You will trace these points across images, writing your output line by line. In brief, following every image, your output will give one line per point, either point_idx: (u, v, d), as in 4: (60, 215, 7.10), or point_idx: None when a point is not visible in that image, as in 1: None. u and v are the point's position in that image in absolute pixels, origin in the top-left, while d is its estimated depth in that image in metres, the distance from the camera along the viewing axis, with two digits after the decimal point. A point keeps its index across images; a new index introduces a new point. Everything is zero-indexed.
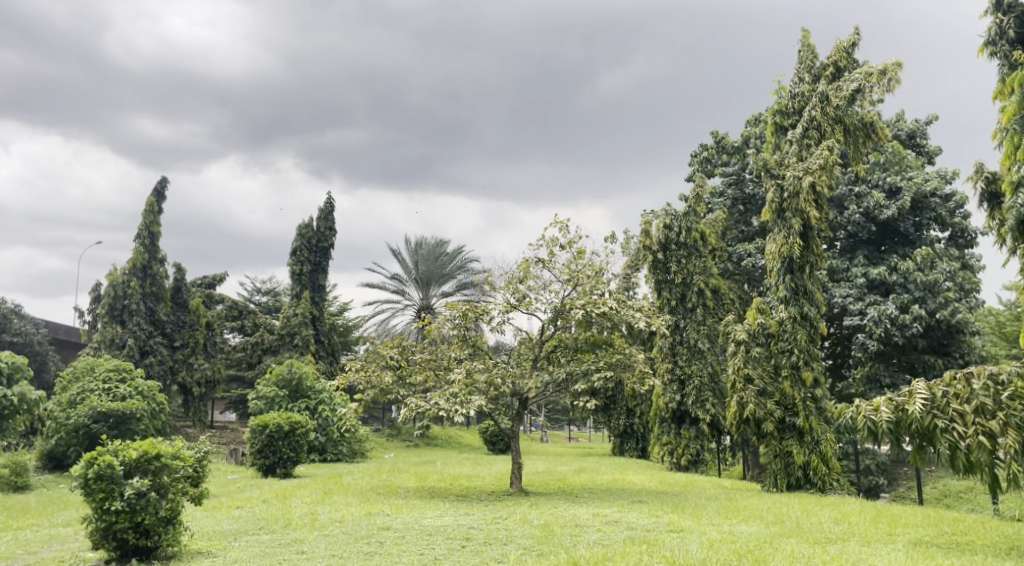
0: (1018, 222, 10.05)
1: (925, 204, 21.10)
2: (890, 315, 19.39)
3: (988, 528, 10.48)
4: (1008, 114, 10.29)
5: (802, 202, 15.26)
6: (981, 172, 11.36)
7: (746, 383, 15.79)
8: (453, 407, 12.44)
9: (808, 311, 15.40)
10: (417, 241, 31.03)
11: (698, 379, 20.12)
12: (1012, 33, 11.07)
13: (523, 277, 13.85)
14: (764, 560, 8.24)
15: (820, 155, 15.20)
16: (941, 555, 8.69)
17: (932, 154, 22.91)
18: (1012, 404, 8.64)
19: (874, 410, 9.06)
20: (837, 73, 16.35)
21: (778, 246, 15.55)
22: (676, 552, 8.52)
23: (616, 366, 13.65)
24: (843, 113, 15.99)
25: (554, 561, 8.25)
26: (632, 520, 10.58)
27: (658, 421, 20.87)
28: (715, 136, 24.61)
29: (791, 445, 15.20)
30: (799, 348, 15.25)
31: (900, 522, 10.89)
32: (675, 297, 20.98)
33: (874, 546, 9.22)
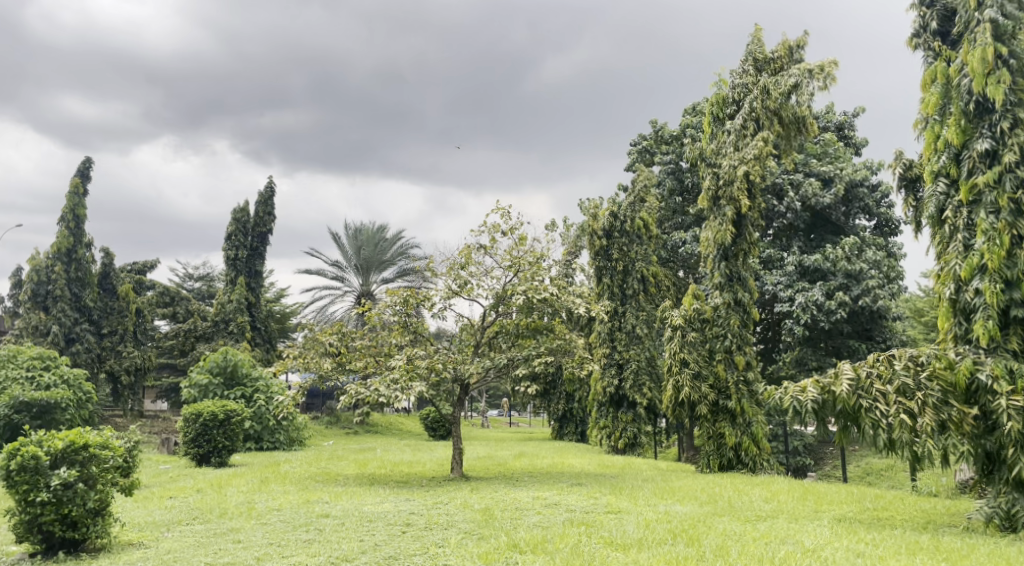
0: (938, 211, 10.55)
1: (854, 194, 21.90)
2: (816, 301, 20.09)
3: (906, 504, 11.01)
4: (929, 106, 10.67)
5: (737, 190, 15.65)
6: (900, 160, 11.89)
7: (682, 367, 16.23)
8: (394, 393, 12.36)
9: (741, 297, 15.85)
10: (357, 227, 30.69)
11: (635, 363, 20.55)
12: (935, 26, 11.12)
13: (465, 263, 13.85)
14: (697, 538, 8.50)
15: (755, 145, 15.55)
16: (863, 530, 9.09)
17: (860, 145, 23.69)
18: (930, 384, 9.15)
19: (801, 390, 9.41)
20: (781, 68, 16.72)
21: (713, 233, 15.97)
22: (614, 533, 8.69)
23: (556, 351, 13.89)
24: (780, 105, 16.34)
25: (495, 544, 8.36)
26: (571, 502, 10.75)
27: (596, 405, 21.19)
28: (654, 127, 24.96)
29: (723, 427, 15.63)
30: (732, 333, 15.68)
31: (825, 499, 11.35)
32: (616, 283, 21.18)
33: (801, 522, 9.61)
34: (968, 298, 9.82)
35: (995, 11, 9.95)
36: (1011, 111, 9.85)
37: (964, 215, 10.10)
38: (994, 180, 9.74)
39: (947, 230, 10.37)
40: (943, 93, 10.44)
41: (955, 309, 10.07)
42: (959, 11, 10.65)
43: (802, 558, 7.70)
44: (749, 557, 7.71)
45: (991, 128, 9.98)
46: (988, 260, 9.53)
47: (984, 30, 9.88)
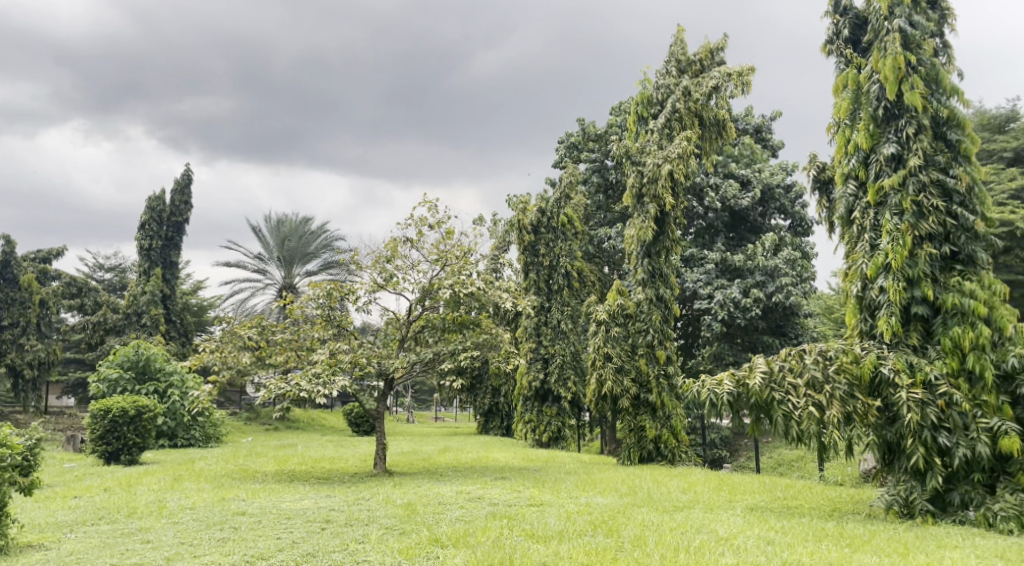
0: (847, 211, 10.94)
1: (770, 195, 22.62)
2: (733, 298, 20.68)
3: (814, 492, 11.47)
4: (840, 110, 11.08)
5: (660, 188, 15.91)
6: (814, 162, 12.38)
7: (605, 361, 16.34)
8: (316, 388, 12.16)
9: (662, 293, 16.20)
10: (279, 218, 30.01)
11: (561, 358, 20.73)
12: (846, 33, 11.50)
13: (391, 256, 13.72)
14: (616, 528, 8.65)
15: (679, 145, 15.84)
16: (773, 518, 9.44)
17: (777, 147, 24.49)
18: (837, 376, 9.54)
19: (717, 384, 9.68)
20: (702, 70, 17.14)
21: (636, 230, 16.24)
22: (535, 525, 8.77)
23: (481, 345, 13.88)
24: (702, 107, 16.75)
25: (416, 539, 8.30)
26: (494, 496, 10.77)
27: (522, 399, 21.31)
28: (581, 124, 25.14)
29: (644, 420, 15.94)
30: (654, 328, 16.01)
31: (738, 489, 11.72)
32: (542, 278, 21.25)
33: (715, 511, 9.89)
34: (874, 295, 10.28)
35: (903, 21, 10.47)
36: (916, 117, 10.35)
37: (870, 215, 10.53)
38: (899, 183, 10.21)
39: (855, 230, 10.79)
40: (853, 99, 10.85)
41: (861, 305, 10.52)
42: (869, 20, 11.08)
43: (715, 546, 7.91)
44: (665, 547, 7.86)
45: (897, 132, 10.46)
46: (892, 259, 9.97)
47: (893, 39, 10.39)
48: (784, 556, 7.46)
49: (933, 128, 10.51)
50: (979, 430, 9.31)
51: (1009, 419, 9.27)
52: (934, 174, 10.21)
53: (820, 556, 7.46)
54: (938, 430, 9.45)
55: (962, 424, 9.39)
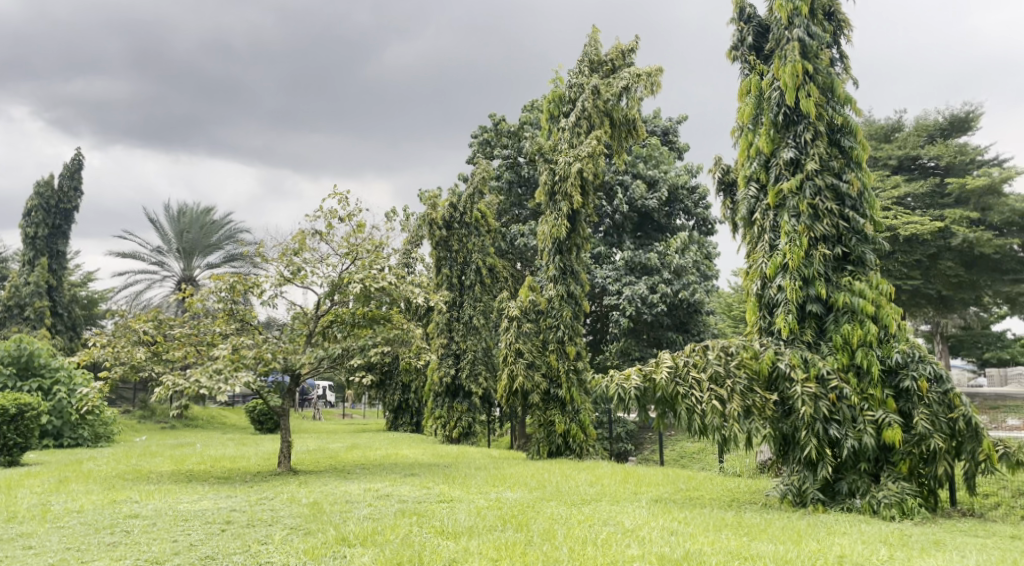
0: (749, 213, 11.31)
1: (675, 196, 23.27)
2: (641, 294, 21.12)
3: (714, 483, 11.84)
4: (744, 115, 11.42)
5: (570, 186, 16.09)
6: (719, 165, 12.77)
7: (517, 357, 16.29)
8: (217, 384, 11.60)
9: (573, 289, 16.41)
10: (179, 208, 28.79)
11: (472, 354, 20.72)
12: (750, 41, 11.82)
13: (299, 249, 13.34)
14: (526, 523, 8.67)
15: (589, 144, 16.08)
16: (677, 509, 9.68)
17: (683, 150, 25.18)
18: (738, 371, 9.88)
19: (625, 378, 9.85)
20: (613, 70, 17.37)
21: (549, 227, 16.34)
22: (445, 521, 8.69)
23: (393, 341, 13.70)
24: (612, 106, 16.93)
25: (322, 538, 8.10)
26: (403, 493, 10.64)
27: (432, 395, 21.11)
28: (494, 120, 25.18)
29: (553, 414, 16.09)
30: (565, 324, 16.21)
31: (644, 482, 11.98)
32: (453, 274, 21.19)
33: (622, 503, 10.07)
34: (773, 293, 10.68)
35: (802, 31, 10.93)
36: (813, 124, 10.82)
37: (770, 217, 10.93)
38: (797, 186, 10.62)
39: (756, 230, 11.18)
40: (756, 104, 11.23)
41: (761, 303, 10.92)
42: (770, 29, 11.49)
43: (622, 538, 8.04)
44: (574, 540, 7.92)
45: (795, 138, 10.90)
46: (789, 259, 10.39)
47: (792, 47, 10.81)
48: (687, 546, 7.64)
49: (828, 135, 10.97)
50: (866, 421, 9.80)
51: (892, 412, 9.80)
52: (828, 178, 10.67)
53: (720, 545, 7.68)
54: (828, 422, 9.90)
55: (851, 416, 9.87)
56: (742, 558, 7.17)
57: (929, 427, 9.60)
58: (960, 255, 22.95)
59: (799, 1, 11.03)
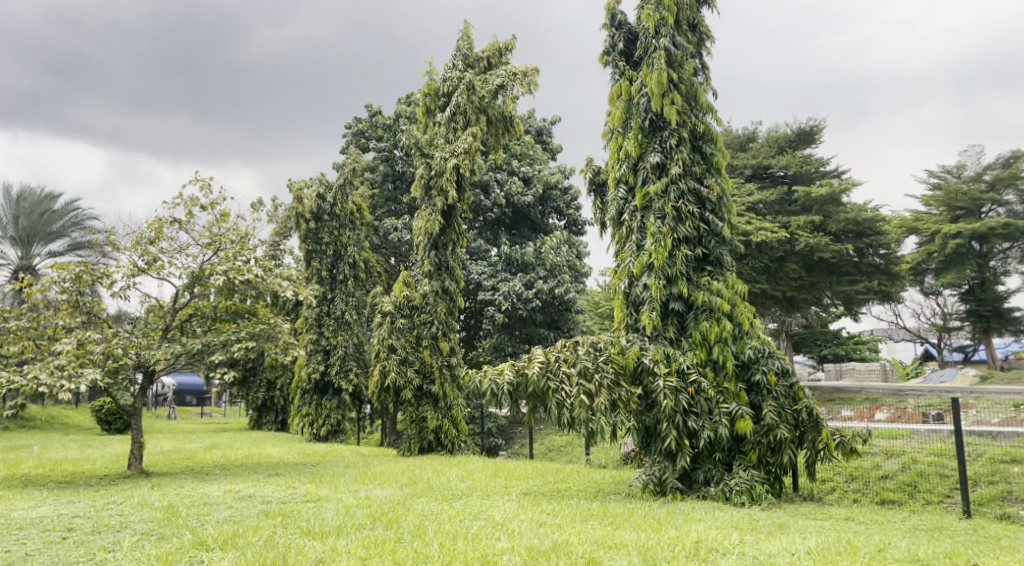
0: (619, 214, 11.60)
1: (549, 195, 23.69)
2: (517, 291, 21.32)
3: (581, 475, 12.14)
4: (614, 118, 11.71)
5: (445, 181, 16.01)
6: (590, 166, 13.06)
7: (389, 353, 16.01)
8: (59, 382, 10.76)
9: (448, 285, 16.36)
10: (18, 192, 26.47)
11: (342, 350, 20.27)
12: (621, 47, 12.08)
13: (155, 237, 12.55)
14: (396, 520, 8.54)
15: (465, 140, 16.07)
16: (545, 502, 9.84)
17: (556, 151, 25.65)
18: (606, 366, 10.14)
19: (498, 373, 9.89)
20: (489, 67, 17.34)
21: (424, 222, 16.17)
22: (311, 522, 8.42)
23: (258, 336, 13.07)
24: (487, 104, 16.95)
25: (177, 544, 7.64)
26: (267, 493, 10.23)
27: (299, 392, 20.47)
28: (369, 111, 24.73)
29: (425, 411, 16.01)
30: (439, 319, 16.13)
31: (514, 475, 12.12)
32: (325, 267, 20.64)
33: (492, 498, 10.11)
34: (639, 291, 11.02)
35: (668, 41, 11.34)
36: (677, 130, 11.26)
37: (637, 218, 11.28)
38: (662, 190, 11.03)
39: (624, 230, 11.49)
40: (626, 108, 11.54)
41: (627, 301, 11.23)
42: (638, 37, 11.83)
43: (492, 531, 8.06)
44: (444, 535, 7.86)
45: (661, 143, 11.32)
46: (654, 259, 10.77)
47: (659, 56, 11.21)
48: (555, 537, 7.76)
49: (691, 141, 11.45)
50: (721, 414, 10.31)
51: (744, 404, 10.36)
52: (690, 183, 11.17)
53: (586, 536, 7.85)
54: (687, 415, 10.34)
55: (708, 409, 10.35)
56: (607, 547, 7.36)
57: (776, 418, 10.27)
58: (803, 259, 24.66)
59: (665, 12, 11.42)
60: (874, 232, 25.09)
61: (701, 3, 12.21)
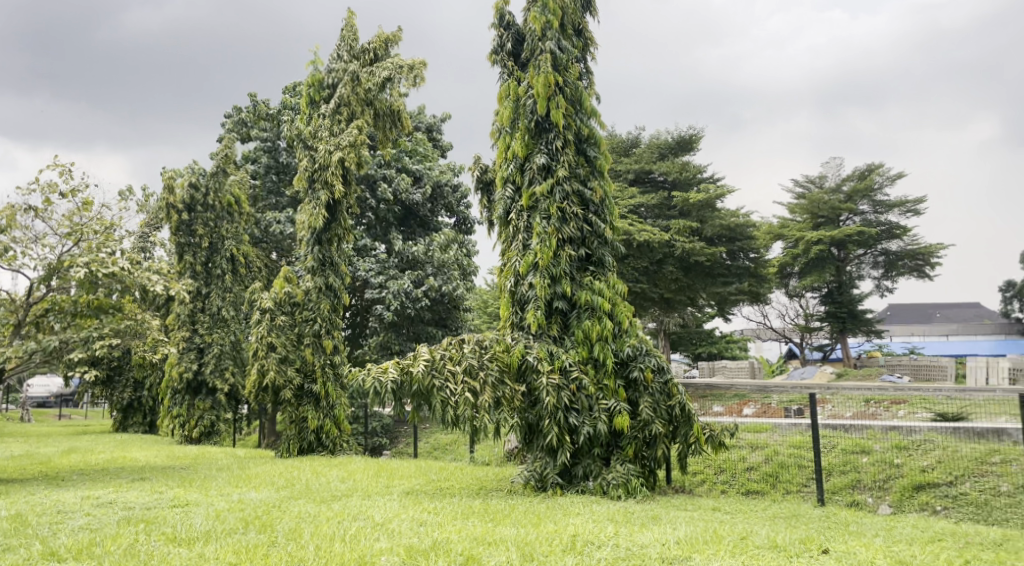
0: (505, 213, 11.69)
1: (439, 193, 23.60)
2: (406, 289, 21.12)
3: (464, 473, 12.17)
4: (502, 118, 11.77)
5: (330, 174, 15.66)
6: (477, 164, 13.08)
7: (269, 351, 15.50)
8: None
9: (333, 282, 15.97)
10: None
11: (218, 347, 19.46)
12: (509, 47, 12.16)
13: (7, 226, 11.62)
14: (270, 524, 8.27)
15: (350, 133, 15.76)
16: (427, 500, 9.80)
17: (445, 148, 25.58)
18: (491, 364, 10.20)
19: (382, 371, 9.78)
20: (376, 59, 17.00)
21: (307, 216, 15.70)
22: (177, 528, 8.02)
23: (123, 333, 12.38)
24: (374, 97, 16.70)
25: (24, 556, 7.10)
26: (130, 499, 9.67)
27: (169, 392, 19.51)
28: (251, 100, 23.82)
29: (306, 410, 15.62)
30: (322, 317, 15.71)
31: (396, 474, 12.00)
32: (199, 261, 19.53)
33: (373, 498, 9.97)
34: (524, 290, 11.15)
35: (554, 44, 11.54)
36: (562, 133, 11.49)
37: (524, 218, 11.38)
38: (547, 190, 11.19)
39: (511, 229, 11.57)
40: (514, 108, 11.62)
41: (513, 300, 11.33)
42: (526, 38, 11.95)
43: (371, 532, 7.95)
44: (320, 537, 7.68)
45: (547, 144, 11.49)
46: (540, 258, 10.91)
47: (545, 59, 11.38)
48: (435, 535, 7.74)
49: (576, 144, 11.72)
50: (600, 410, 10.59)
51: (622, 401, 10.70)
52: (575, 185, 11.41)
53: (466, 533, 7.87)
54: (569, 411, 10.56)
55: (588, 405, 10.62)
56: (486, 544, 7.40)
57: (651, 413, 10.67)
58: (681, 261, 25.64)
59: (551, 15, 11.60)
60: (745, 237, 26.54)
61: (586, 9, 12.48)
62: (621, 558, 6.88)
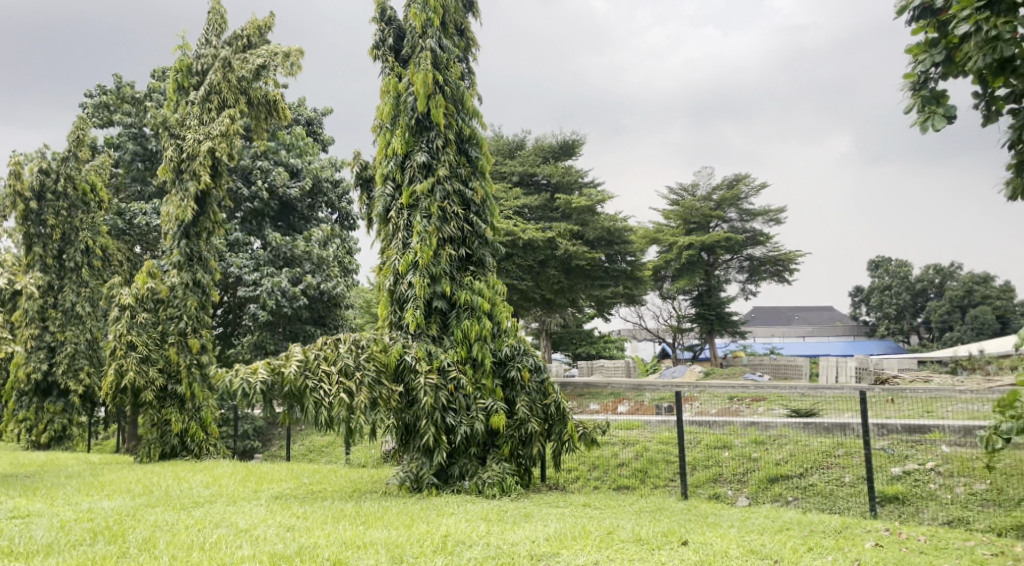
0: (385, 211, 11.51)
1: (319, 188, 23.02)
2: (282, 287, 20.41)
3: (338, 476, 11.90)
4: (382, 114, 11.56)
5: (199, 164, 14.96)
6: (357, 159, 12.84)
7: (128, 350, 14.45)
8: None
9: (201, 278, 15.26)
10: None
11: (72, 346, 18.17)
12: (391, 42, 11.98)
13: None
14: (123, 534, 7.79)
15: (221, 122, 15.14)
16: (296, 505, 9.50)
17: (327, 142, 24.99)
18: (368, 364, 10.02)
19: (251, 371, 9.42)
20: (249, 46, 16.37)
21: (174, 208, 14.90)
22: (15, 541, 7.41)
23: None
24: (247, 86, 16.03)
25: None
26: None
27: (14, 393, 18.18)
28: (115, 82, 22.39)
29: (169, 413, 14.84)
30: (188, 315, 14.99)
31: (265, 479, 11.57)
32: (51, 253, 18.10)
33: (238, 504, 9.57)
34: (403, 289, 11.03)
35: (435, 42, 11.48)
36: (443, 132, 11.46)
37: (404, 216, 11.24)
38: (428, 189, 11.11)
39: (390, 228, 11.43)
40: (394, 105, 11.46)
41: (392, 298, 11.19)
42: (406, 35, 11.82)
43: (234, 539, 7.63)
44: (177, 547, 7.30)
45: (427, 143, 11.41)
46: (420, 257, 10.82)
47: (426, 56, 11.28)
48: (301, 541, 7.51)
49: (457, 144, 11.73)
50: (477, 409, 10.66)
51: (499, 400, 10.80)
52: (456, 185, 11.40)
53: (335, 537, 7.69)
54: (446, 411, 10.53)
55: (465, 405, 10.63)
56: (355, 548, 7.26)
57: (527, 412, 10.80)
58: (562, 263, 26.09)
59: (432, 13, 11.53)
60: (622, 241, 27.43)
61: (468, 9, 12.50)
62: (490, 557, 6.91)
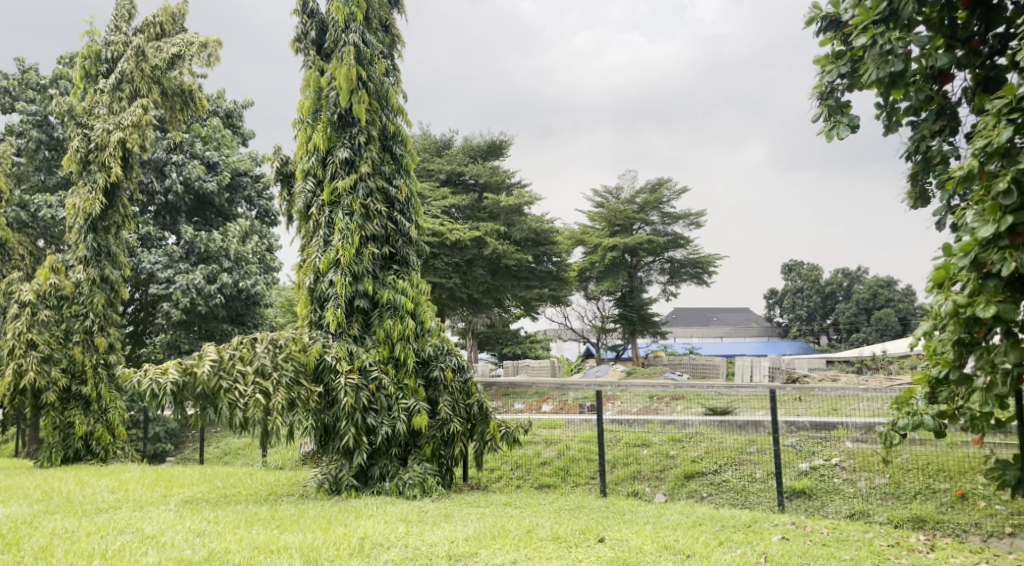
0: (305, 207, 11.23)
1: (238, 183, 22.37)
2: (197, 284, 19.73)
3: (253, 478, 11.59)
4: (303, 108, 11.28)
5: (108, 156, 14.32)
6: (277, 154, 12.50)
7: (28, 349, 13.69)
8: None
9: (109, 274, 14.61)
10: None
11: None
12: (313, 36, 11.71)
13: None
14: (18, 542, 7.38)
15: (133, 112, 14.51)
16: (208, 509, 9.20)
17: (247, 136, 24.34)
18: (286, 364, 9.77)
19: (161, 372, 9.06)
20: (162, 34, 15.79)
21: (81, 201, 14.22)
22: None
23: None
24: (161, 74, 15.46)
25: None
26: None
27: None
28: (19, 66, 21.27)
29: (73, 415, 14.16)
30: (95, 313, 14.31)
31: (176, 483, 11.16)
32: None
33: (145, 509, 9.20)
34: (324, 288, 10.81)
35: (358, 37, 11.28)
36: (366, 128, 11.27)
37: (325, 213, 11.01)
38: (350, 186, 10.92)
39: (311, 225, 11.17)
40: (315, 99, 11.22)
41: (312, 297, 10.94)
42: (328, 28, 11.58)
43: (138, 546, 7.33)
44: (76, 555, 6.97)
45: (350, 139, 11.20)
46: (341, 256, 10.62)
47: (348, 51, 11.06)
48: (211, 546, 7.28)
49: (381, 141, 11.56)
50: (399, 410, 10.54)
51: (421, 400, 10.72)
52: (379, 182, 11.23)
53: (247, 541, 7.47)
54: (367, 411, 10.37)
55: (387, 405, 10.51)
56: (268, 552, 7.07)
57: (449, 412, 10.76)
58: (488, 263, 26.10)
59: (355, 7, 11.34)
60: (547, 242, 27.63)
61: (392, 5, 12.37)
62: (407, 559, 6.85)
